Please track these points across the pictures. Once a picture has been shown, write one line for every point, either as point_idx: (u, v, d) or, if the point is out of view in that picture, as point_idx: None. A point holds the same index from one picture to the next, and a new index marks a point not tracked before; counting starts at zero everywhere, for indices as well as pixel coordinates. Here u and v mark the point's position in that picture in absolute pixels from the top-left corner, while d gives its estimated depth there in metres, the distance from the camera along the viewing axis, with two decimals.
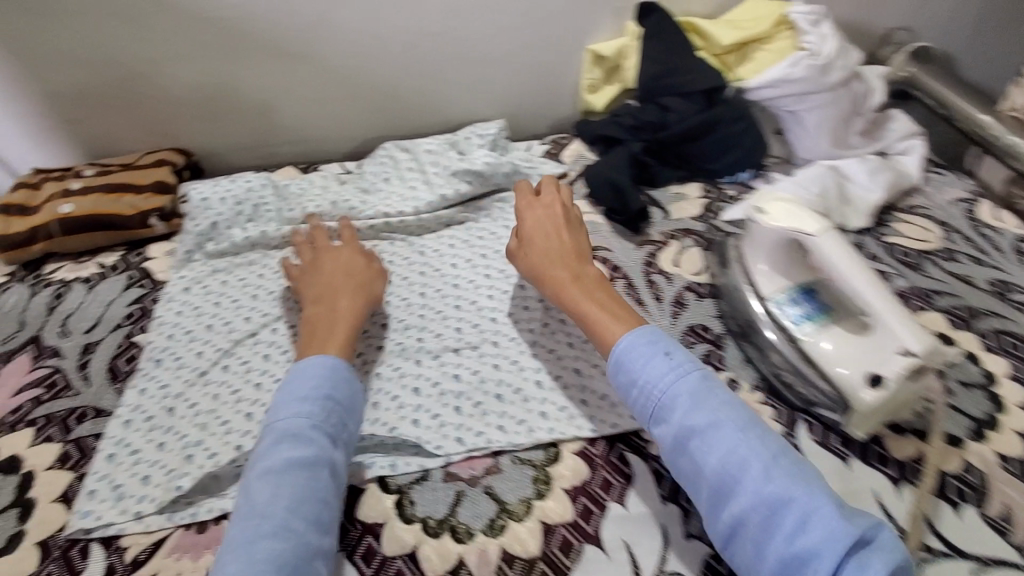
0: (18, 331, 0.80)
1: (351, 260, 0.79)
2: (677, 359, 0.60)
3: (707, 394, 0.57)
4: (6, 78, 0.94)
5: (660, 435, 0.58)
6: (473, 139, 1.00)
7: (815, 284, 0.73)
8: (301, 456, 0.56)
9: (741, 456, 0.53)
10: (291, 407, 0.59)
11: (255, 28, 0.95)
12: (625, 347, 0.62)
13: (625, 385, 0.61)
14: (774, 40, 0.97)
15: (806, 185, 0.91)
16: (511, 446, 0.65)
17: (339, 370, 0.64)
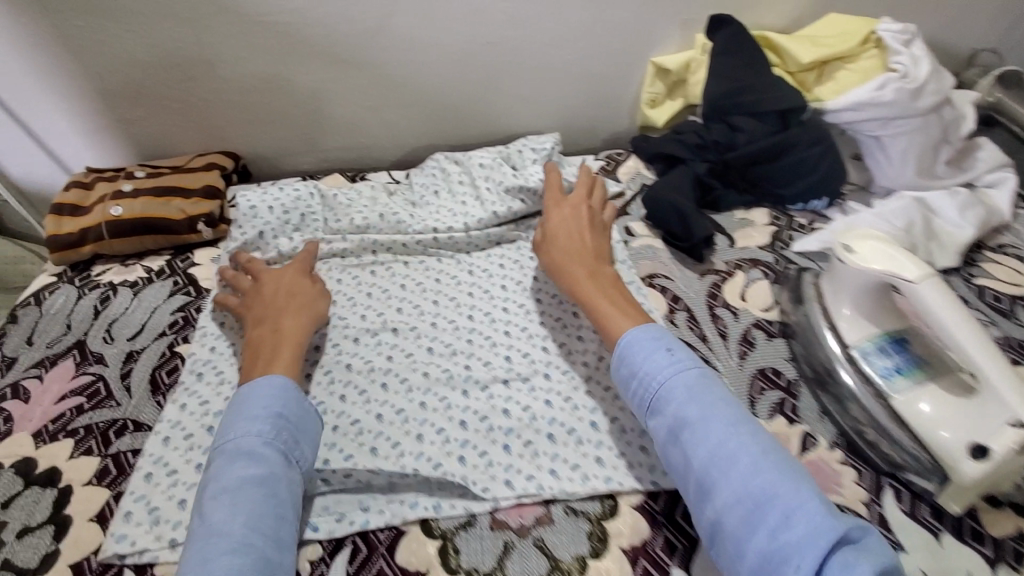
0: (64, 334, 0.79)
1: (293, 282, 0.77)
2: (678, 356, 0.62)
3: (704, 390, 0.59)
4: (65, 77, 0.94)
5: (655, 428, 0.60)
6: (526, 152, 0.94)
7: (906, 334, 0.67)
8: (256, 474, 0.55)
9: (730, 451, 0.54)
10: (245, 425, 0.59)
11: (310, 33, 0.92)
12: (630, 339, 0.64)
13: (626, 377, 0.63)
14: (858, 59, 0.90)
15: (889, 218, 0.84)
16: (564, 494, 0.61)
17: (287, 389, 0.63)
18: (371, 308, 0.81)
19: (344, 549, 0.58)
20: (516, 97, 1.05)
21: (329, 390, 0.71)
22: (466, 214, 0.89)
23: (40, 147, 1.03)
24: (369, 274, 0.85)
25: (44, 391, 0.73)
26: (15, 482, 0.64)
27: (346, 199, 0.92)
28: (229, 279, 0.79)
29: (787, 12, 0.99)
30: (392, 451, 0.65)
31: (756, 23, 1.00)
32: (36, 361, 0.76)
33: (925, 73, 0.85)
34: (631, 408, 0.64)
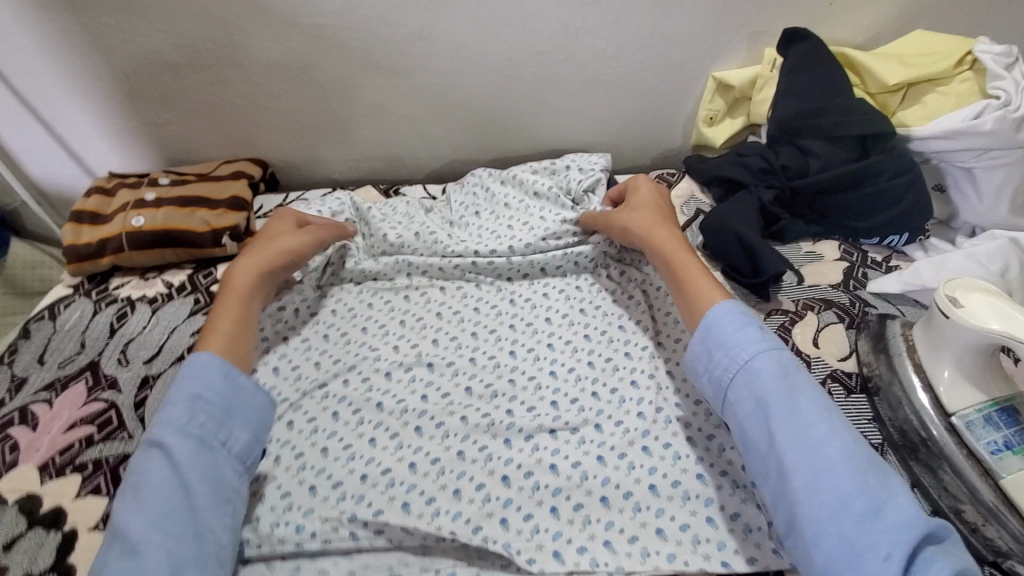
0: (77, 353, 0.74)
1: (266, 239, 0.73)
2: (767, 335, 0.57)
3: (793, 372, 0.54)
4: (91, 77, 0.89)
5: (734, 403, 0.55)
6: (572, 170, 0.88)
7: (1017, 401, 0.58)
8: (167, 462, 0.51)
9: (821, 435, 0.50)
10: (164, 410, 0.54)
11: (350, 36, 0.86)
12: (721, 311, 0.60)
13: (708, 347, 0.59)
14: (951, 83, 0.82)
15: (982, 261, 0.76)
16: (621, 572, 0.54)
17: (210, 363, 0.58)
18: (404, 338, 0.74)
19: None
20: (560, 112, 0.98)
21: (358, 432, 0.65)
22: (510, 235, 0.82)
23: (63, 149, 0.99)
24: (404, 300, 0.79)
25: (53, 418, 0.67)
26: (18, 522, 0.59)
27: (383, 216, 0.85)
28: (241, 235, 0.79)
29: (865, 27, 0.91)
30: (426, 508, 0.58)
31: (829, 38, 0.92)
32: (47, 383, 0.71)
33: None
34: (701, 383, 0.59)
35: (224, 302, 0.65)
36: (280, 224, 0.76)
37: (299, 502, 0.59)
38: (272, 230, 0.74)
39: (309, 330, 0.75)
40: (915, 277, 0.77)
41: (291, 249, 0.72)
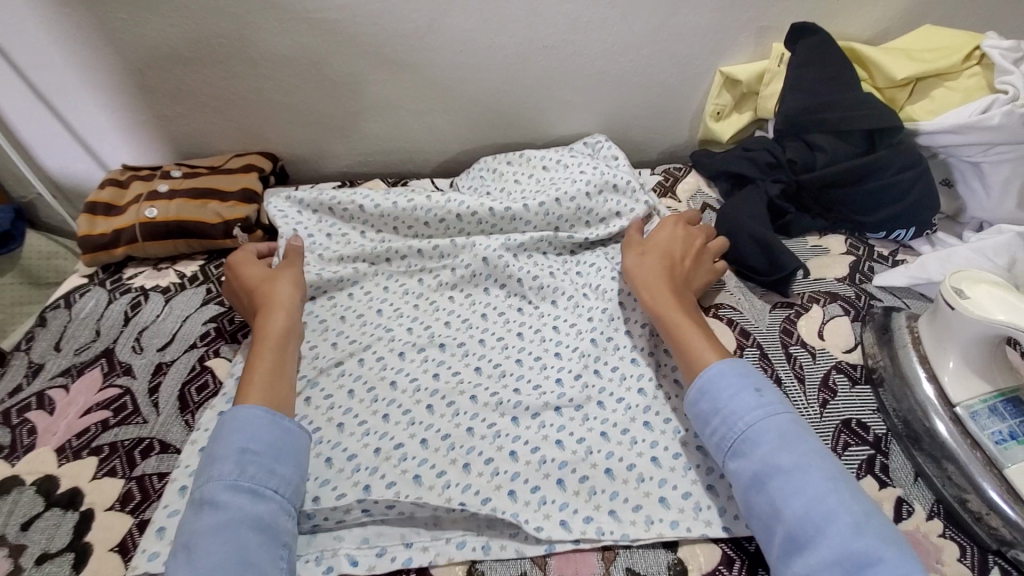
0: (92, 341, 0.76)
1: (277, 285, 0.71)
2: (767, 397, 0.56)
3: (796, 438, 0.53)
4: (105, 70, 0.91)
5: (734, 470, 0.54)
6: (577, 147, 0.93)
7: (1021, 392, 0.59)
8: (220, 520, 0.49)
9: (829, 508, 0.48)
10: (212, 466, 0.53)
11: (362, 31, 0.87)
12: (711, 372, 0.59)
13: (705, 411, 0.57)
14: (959, 77, 0.82)
15: (989, 255, 0.76)
16: (626, 540, 0.55)
17: (252, 419, 0.56)
18: (417, 318, 0.76)
19: None
20: (568, 106, 0.99)
21: (372, 408, 0.66)
22: (524, 220, 0.82)
23: (78, 142, 1.01)
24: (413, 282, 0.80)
25: (69, 403, 0.69)
26: (36, 502, 0.60)
27: (406, 196, 0.84)
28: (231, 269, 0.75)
29: (873, 23, 0.91)
30: (437, 480, 0.59)
31: (837, 34, 0.92)
32: (63, 369, 0.73)
33: None
34: (703, 443, 0.58)
35: (258, 359, 0.63)
36: (254, 267, 0.75)
37: (314, 472, 0.60)
38: (254, 275, 0.74)
39: (326, 310, 0.76)
40: (922, 270, 0.77)
41: (293, 288, 0.72)
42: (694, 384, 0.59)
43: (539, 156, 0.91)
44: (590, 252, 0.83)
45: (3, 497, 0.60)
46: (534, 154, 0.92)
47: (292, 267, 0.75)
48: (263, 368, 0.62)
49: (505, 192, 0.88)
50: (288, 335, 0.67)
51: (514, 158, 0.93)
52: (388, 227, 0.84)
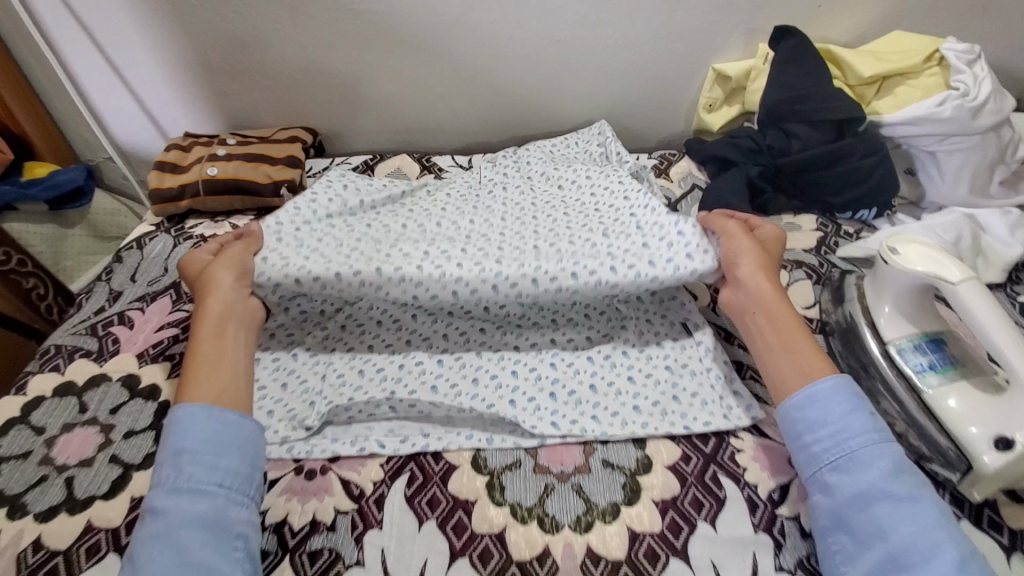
0: (162, 275, 0.89)
1: (215, 274, 0.71)
2: (878, 423, 0.58)
3: (906, 467, 0.56)
4: (173, 49, 1.05)
5: (834, 484, 0.57)
6: (581, 143, 1.04)
7: (944, 334, 0.69)
8: (160, 524, 0.52)
9: (936, 539, 0.51)
10: (156, 473, 0.56)
11: (397, 22, 1.01)
12: (829, 384, 0.61)
13: (810, 420, 0.60)
14: (920, 76, 0.92)
15: (938, 232, 0.87)
16: (604, 437, 0.67)
17: (190, 415, 0.58)
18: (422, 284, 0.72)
19: (403, 475, 0.64)
20: (575, 95, 1.11)
21: (397, 332, 0.78)
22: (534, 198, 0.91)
23: (142, 112, 1.14)
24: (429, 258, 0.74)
25: (145, 322, 0.82)
26: (122, 393, 0.73)
27: (426, 200, 0.89)
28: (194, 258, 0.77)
29: (851, 28, 1.03)
30: (450, 389, 0.71)
31: (819, 37, 1.04)
32: (138, 296, 0.86)
33: (985, 93, 0.86)
34: (793, 448, 0.61)
35: (198, 353, 0.65)
36: (201, 254, 0.77)
37: (349, 379, 0.73)
38: (198, 264, 0.75)
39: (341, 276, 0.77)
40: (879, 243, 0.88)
41: (230, 273, 0.71)
42: (802, 390, 0.62)
43: (552, 161, 0.98)
44: (622, 228, 0.79)
45: (95, 388, 0.73)
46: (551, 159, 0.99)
47: (236, 251, 0.74)
48: (196, 361, 0.64)
49: (520, 183, 0.93)
50: (223, 324, 0.68)
51: (534, 160, 0.98)
52: (397, 222, 0.83)
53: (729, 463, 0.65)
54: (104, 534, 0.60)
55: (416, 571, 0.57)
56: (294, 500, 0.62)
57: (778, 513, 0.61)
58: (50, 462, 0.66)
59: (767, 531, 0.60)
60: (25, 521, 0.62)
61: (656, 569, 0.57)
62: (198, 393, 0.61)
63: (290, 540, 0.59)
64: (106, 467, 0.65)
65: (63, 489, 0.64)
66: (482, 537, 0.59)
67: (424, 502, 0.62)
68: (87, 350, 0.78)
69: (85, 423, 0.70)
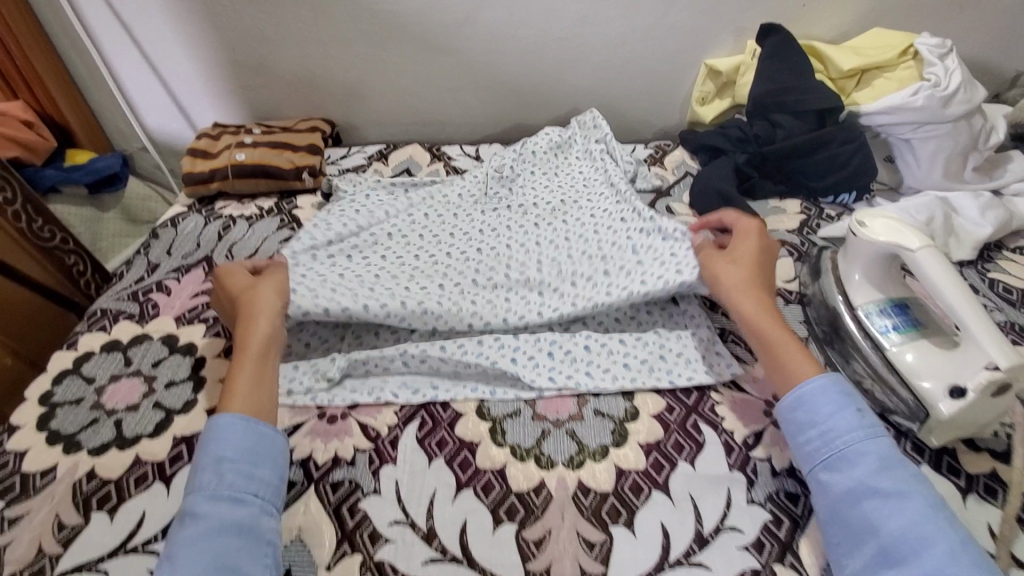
0: (195, 250, 0.98)
1: (259, 299, 0.73)
2: (867, 420, 0.59)
3: (896, 463, 0.56)
4: (205, 46, 1.14)
5: (827, 482, 0.58)
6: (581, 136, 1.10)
7: (909, 300, 0.75)
8: (201, 528, 0.53)
9: (925, 533, 0.51)
10: (195, 477, 0.57)
11: (411, 21, 1.09)
12: (818, 383, 0.63)
13: (800, 421, 0.62)
14: (897, 69, 1.00)
15: (912, 212, 0.93)
16: (595, 390, 0.74)
17: (234, 427, 0.60)
18: (441, 314, 0.78)
19: (414, 421, 0.72)
20: (575, 90, 1.19)
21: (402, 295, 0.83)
22: (533, 203, 0.99)
23: (174, 104, 1.24)
24: (449, 294, 0.82)
25: (181, 290, 0.90)
26: (163, 350, 0.81)
27: (435, 213, 0.96)
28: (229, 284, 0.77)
29: (834, 26, 1.10)
30: (457, 350, 0.78)
31: (804, 35, 1.11)
32: (174, 267, 0.94)
33: (957, 82, 0.93)
34: (791, 449, 0.63)
35: (241, 370, 0.66)
36: (240, 276, 0.78)
37: (367, 340, 0.81)
38: (238, 285, 0.77)
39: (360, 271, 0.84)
40: None
41: (274, 298, 0.74)
42: (793, 391, 0.64)
43: (544, 171, 1.06)
44: (618, 253, 0.86)
45: (138, 345, 0.81)
46: (539, 163, 1.07)
47: (278, 280, 0.76)
48: (240, 378, 0.65)
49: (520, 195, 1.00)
50: (269, 348, 0.69)
51: (526, 164, 1.06)
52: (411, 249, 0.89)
53: (709, 413, 0.72)
54: (149, 466, 0.68)
55: (426, 500, 0.64)
56: (317, 441, 0.70)
57: (752, 456, 0.67)
58: (100, 407, 0.74)
59: (741, 470, 0.66)
60: (80, 455, 0.69)
61: (640, 500, 0.64)
62: (240, 404, 0.62)
63: (314, 473, 0.67)
64: (150, 411, 0.73)
65: (112, 429, 0.72)
66: (485, 472, 0.66)
67: (433, 443, 0.69)
68: (130, 313, 0.86)
69: (130, 374, 0.78)
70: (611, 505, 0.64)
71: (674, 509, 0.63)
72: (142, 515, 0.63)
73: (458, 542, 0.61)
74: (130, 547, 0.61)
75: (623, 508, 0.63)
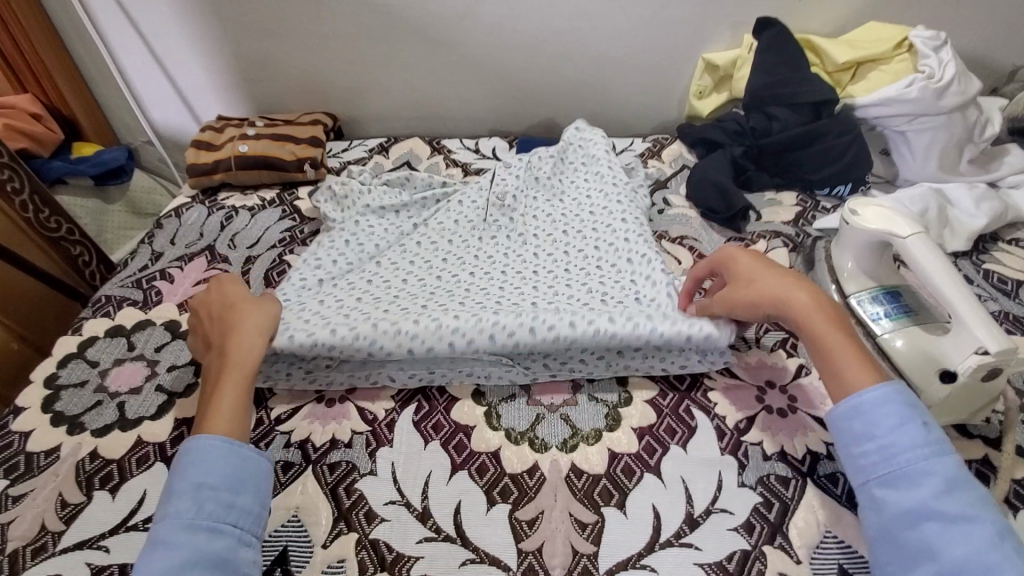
0: (199, 239, 0.99)
1: (253, 315, 0.70)
2: (933, 437, 0.52)
3: (964, 486, 0.49)
4: (209, 40, 1.15)
5: (881, 500, 0.52)
6: (583, 145, 1.05)
7: (900, 289, 0.76)
8: (172, 559, 0.49)
9: (992, 564, 0.45)
10: (170, 503, 0.53)
11: (410, 15, 1.10)
12: (877, 393, 0.55)
13: (855, 432, 0.55)
14: (892, 62, 1.01)
15: (906, 203, 0.93)
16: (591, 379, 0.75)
17: (216, 451, 0.57)
18: (418, 335, 0.71)
19: (411, 404, 0.73)
20: (574, 84, 1.20)
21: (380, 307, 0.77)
22: (532, 221, 0.94)
23: (180, 98, 1.25)
24: (427, 313, 0.74)
25: (185, 277, 0.92)
26: (166, 335, 0.82)
27: (430, 235, 0.92)
28: (215, 294, 0.73)
29: (830, 20, 1.11)
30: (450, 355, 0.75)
31: (801, 29, 1.12)
32: (178, 256, 0.96)
33: (952, 74, 0.93)
34: (843, 461, 0.56)
35: (227, 384, 0.62)
36: (234, 288, 0.74)
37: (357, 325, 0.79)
38: (234, 296, 0.73)
39: (344, 291, 0.81)
40: None
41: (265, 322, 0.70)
42: (846, 401, 0.56)
43: (547, 196, 0.99)
44: (620, 293, 0.80)
45: (141, 331, 0.83)
46: (541, 189, 1.00)
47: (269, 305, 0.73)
48: (223, 394, 0.62)
49: (519, 214, 0.96)
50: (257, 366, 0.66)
51: (529, 189, 1.00)
52: (399, 276, 0.85)
53: (702, 399, 0.73)
54: (151, 447, 0.69)
55: (421, 481, 0.65)
56: (316, 423, 0.71)
57: (744, 440, 0.68)
58: (104, 389, 0.75)
59: (733, 455, 0.67)
60: (83, 435, 0.70)
61: (632, 482, 0.65)
62: (222, 422, 0.59)
63: (313, 454, 0.68)
64: (153, 394, 0.75)
65: (115, 411, 0.73)
66: (480, 455, 0.68)
67: (429, 426, 0.71)
68: (133, 300, 0.87)
69: (133, 359, 0.79)
70: (604, 487, 0.65)
71: (666, 491, 0.64)
72: (142, 494, 0.65)
73: (452, 521, 0.62)
74: (131, 524, 0.62)
75: (615, 490, 0.64)
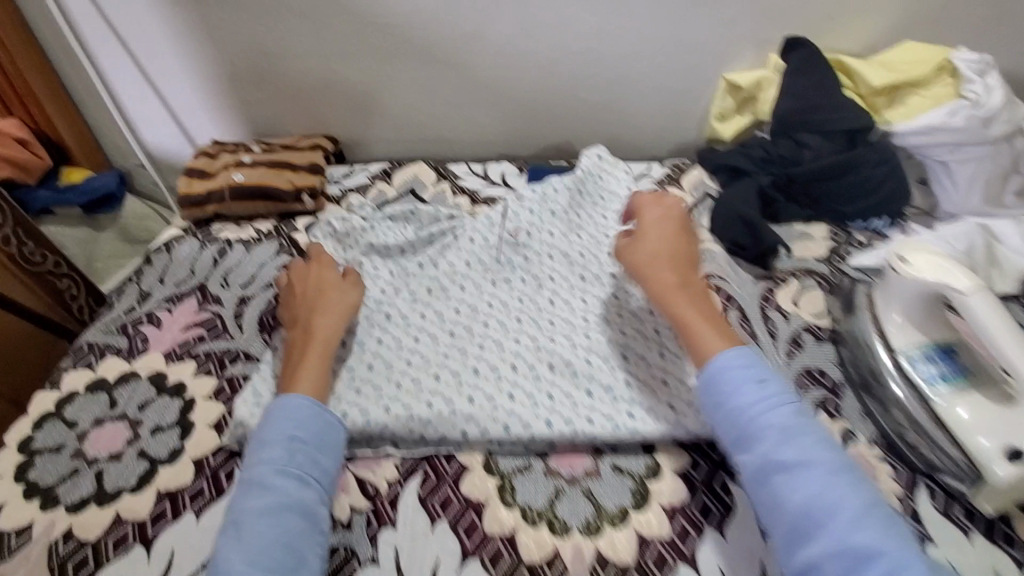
0: (190, 277, 0.92)
1: (334, 300, 0.73)
2: (769, 392, 0.60)
3: (797, 432, 0.57)
4: (202, 60, 1.09)
5: (742, 463, 0.58)
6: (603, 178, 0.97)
7: (954, 344, 0.70)
8: (269, 501, 0.55)
9: (827, 501, 0.53)
10: (263, 450, 0.58)
11: (415, 34, 1.04)
12: (720, 364, 0.62)
13: (710, 404, 0.62)
14: (932, 85, 0.94)
15: (951, 242, 0.86)
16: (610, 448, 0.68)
17: (306, 410, 0.62)
18: (431, 421, 0.68)
19: (416, 475, 0.66)
20: (588, 104, 1.13)
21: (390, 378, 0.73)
22: (550, 262, 0.85)
23: (173, 121, 1.19)
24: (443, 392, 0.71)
25: (173, 320, 0.85)
26: (151, 390, 0.76)
27: (440, 281, 0.84)
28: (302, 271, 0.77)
29: (863, 37, 1.03)
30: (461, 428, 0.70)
31: (831, 48, 1.05)
32: (167, 296, 0.89)
33: (997, 101, 0.88)
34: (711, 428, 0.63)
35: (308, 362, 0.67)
36: (332, 270, 0.77)
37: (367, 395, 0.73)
38: (323, 276, 0.76)
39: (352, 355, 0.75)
40: None
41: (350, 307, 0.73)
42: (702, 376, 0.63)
43: (564, 228, 0.89)
44: (644, 352, 0.74)
45: (124, 385, 0.77)
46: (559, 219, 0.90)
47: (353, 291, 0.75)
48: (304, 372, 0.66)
49: (534, 249, 0.87)
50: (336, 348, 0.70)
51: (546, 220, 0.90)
52: (409, 334, 0.78)
53: None
54: (132, 525, 0.63)
55: (429, 570, 0.59)
56: None
57: None
58: (82, 455, 0.70)
59: None
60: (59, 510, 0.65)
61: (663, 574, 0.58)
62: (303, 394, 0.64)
63: None
64: (135, 461, 0.69)
65: (95, 481, 0.67)
66: (494, 539, 0.61)
67: (437, 502, 0.64)
68: (117, 348, 0.81)
69: (115, 418, 0.73)
70: None
71: None
72: None
73: None
74: None
75: None
